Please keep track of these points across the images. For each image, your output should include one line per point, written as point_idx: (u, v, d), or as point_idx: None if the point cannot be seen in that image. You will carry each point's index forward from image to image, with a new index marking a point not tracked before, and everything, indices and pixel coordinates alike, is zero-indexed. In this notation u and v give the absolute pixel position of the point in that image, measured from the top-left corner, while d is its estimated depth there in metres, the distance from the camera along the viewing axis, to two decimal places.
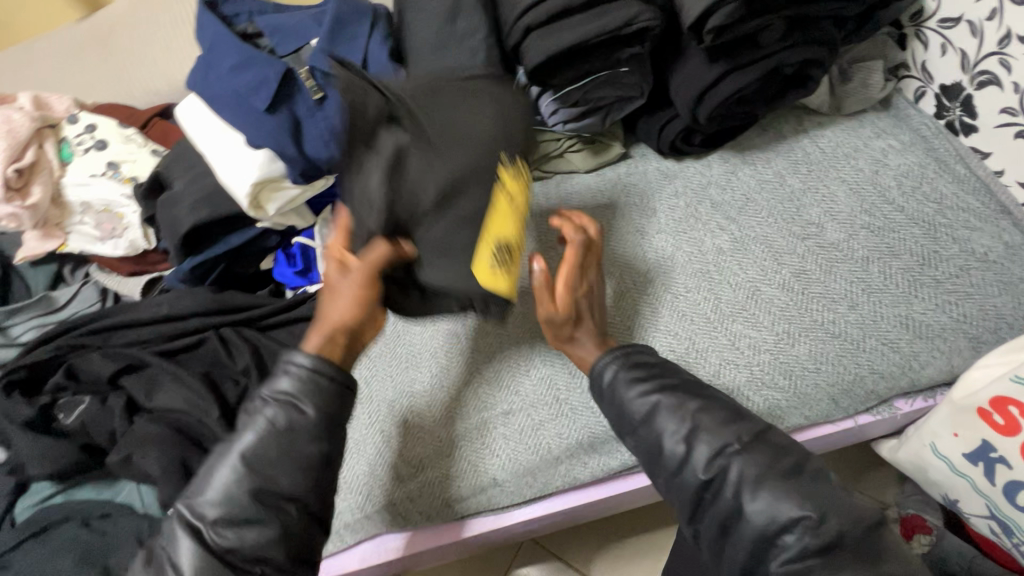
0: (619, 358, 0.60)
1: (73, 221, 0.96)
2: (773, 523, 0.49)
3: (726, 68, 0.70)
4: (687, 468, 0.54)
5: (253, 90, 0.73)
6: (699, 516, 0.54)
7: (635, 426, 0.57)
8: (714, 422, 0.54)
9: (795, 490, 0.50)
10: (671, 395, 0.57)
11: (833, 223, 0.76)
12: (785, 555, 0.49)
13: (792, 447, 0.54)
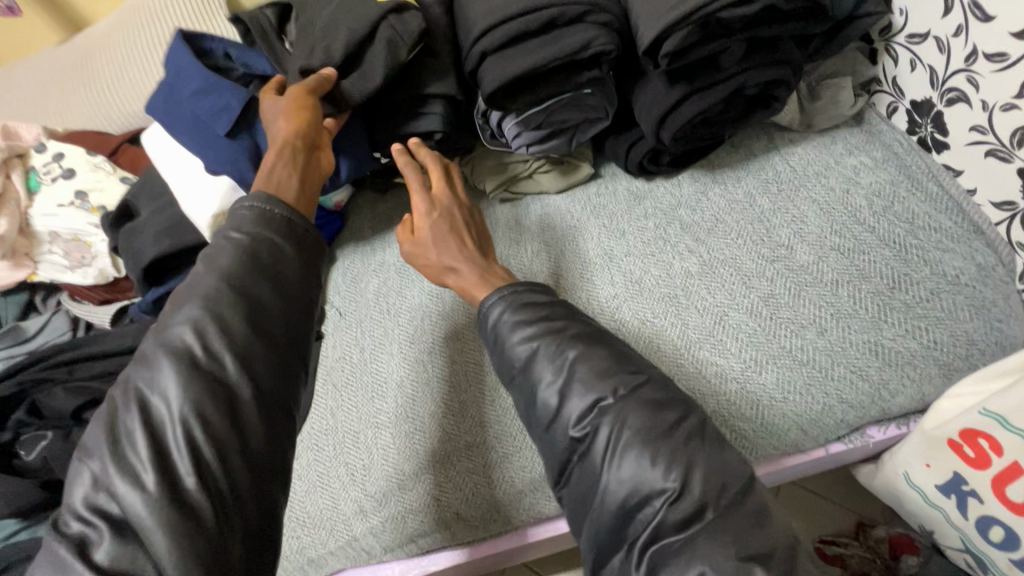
0: (506, 299, 0.62)
1: (42, 250, 0.96)
2: (634, 494, 0.51)
3: (685, 91, 0.68)
4: (558, 423, 0.56)
5: (214, 118, 0.72)
6: (570, 481, 0.56)
7: (518, 372, 0.60)
8: (590, 373, 0.56)
9: (660, 454, 0.51)
10: (551, 342, 0.59)
11: (803, 245, 0.74)
12: (643, 527, 0.50)
13: (673, 399, 0.56)
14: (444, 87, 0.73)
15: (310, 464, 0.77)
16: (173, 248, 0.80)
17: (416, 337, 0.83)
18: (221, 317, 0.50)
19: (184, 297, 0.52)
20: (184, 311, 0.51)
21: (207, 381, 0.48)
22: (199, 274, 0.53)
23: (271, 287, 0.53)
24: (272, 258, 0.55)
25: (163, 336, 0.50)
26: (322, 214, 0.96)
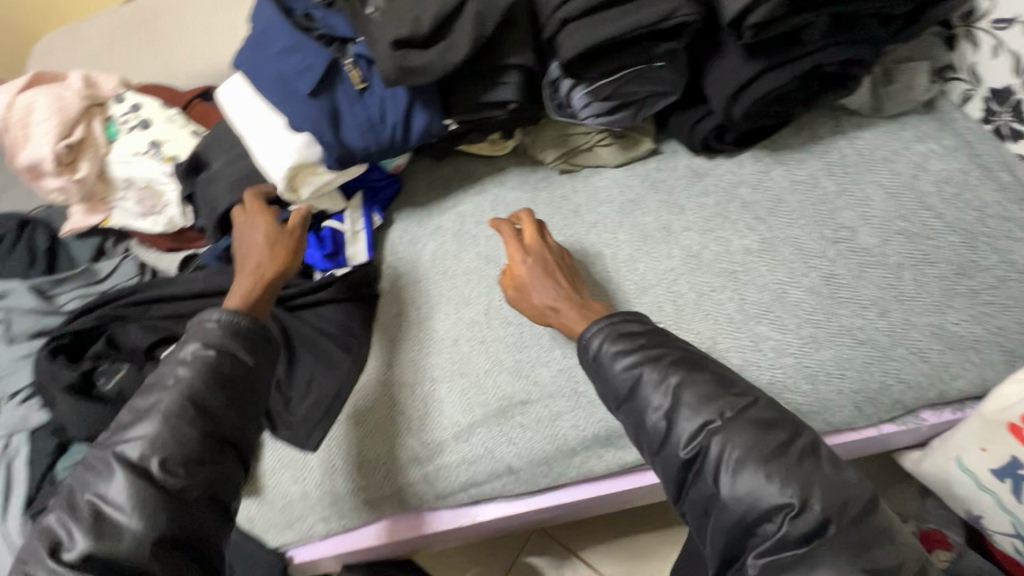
0: (606, 331, 0.65)
1: (117, 197, 1.00)
2: (752, 509, 0.54)
3: (763, 66, 0.69)
4: (669, 446, 0.59)
5: (298, 75, 0.76)
6: (687, 496, 0.59)
7: (622, 398, 0.63)
8: (695, 398, 0.59)
9: (776, 471, 0.55)
10: (654, 368, 0.62)
11: (868, 228, 0.74)
12: (763, 542, 0.54)
13: (778, 421, 0.58)
14: (521, 53, 0.74)
15: (367, 414, 0.80)
16: (247, 199, 0.83)
17: (473, 299, 0.85)
18: (173, 436, 0.60)
19: (138, 413, 0.62)
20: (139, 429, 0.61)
21: (165, 503, 0.58)
22: (156, 393, 0.63)
23: (227, 402, 0.63)
24: (228, 372, 0.64)
25: (116, 451, 0.60)
26: (381, 177, 0.96)
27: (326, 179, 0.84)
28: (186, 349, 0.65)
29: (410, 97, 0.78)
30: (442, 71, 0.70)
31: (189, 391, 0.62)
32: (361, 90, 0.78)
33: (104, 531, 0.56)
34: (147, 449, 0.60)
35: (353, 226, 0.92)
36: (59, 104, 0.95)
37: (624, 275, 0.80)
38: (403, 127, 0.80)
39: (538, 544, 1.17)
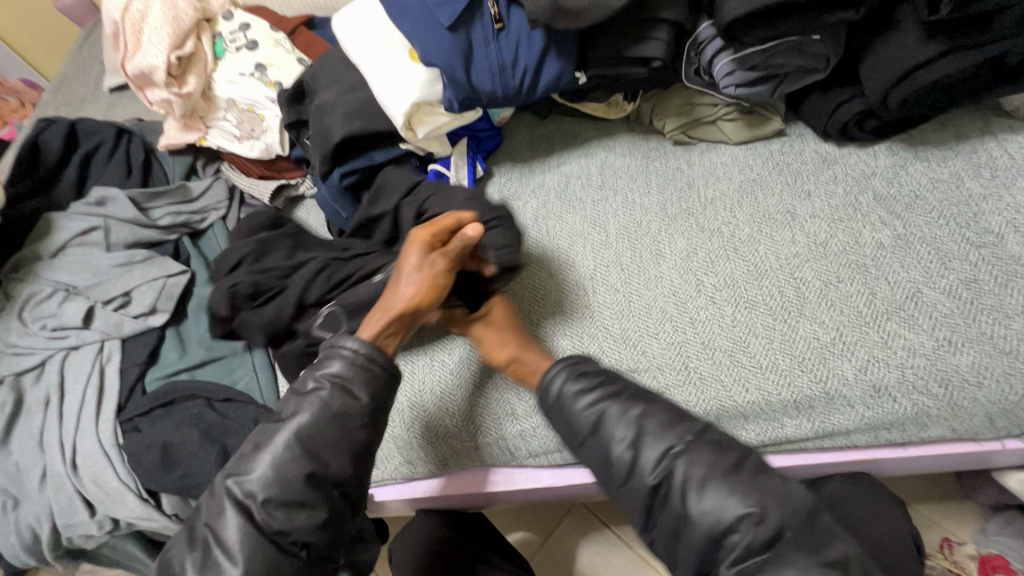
0: (566, 370, 0.66)
1: (217, 117, 0.98)
2: (719, 523, 0.55)
3: (943, 48, 0.65)
4: (635, 476, 0.60)
5: (439, 6, 0.74)
6: (658, 520, 0.60)
7: (584, 436, 0.64)
8: (656, 426, 0.60)
9: (737, 488, 0.55)
10: (615, 403, 0.63)
11: (1016, 236, 0.70)
12: (732, 555, 0.55)
13: (733, 442, 0.59)
14: (674, 8, 0.71)
15: (463, 362, 0.79)
16: (363, 131, 0.81)
17: (577, 261, 0.83)
18: (278, 480, 0.60)
19: (252, 453, 0.63)
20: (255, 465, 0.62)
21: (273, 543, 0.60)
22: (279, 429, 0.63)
23: (337, 437, 0.63)
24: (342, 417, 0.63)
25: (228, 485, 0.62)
26: (487, 127, 0.93)
27: (443, 121, 0.81)
28: (322, 371, 0.65)
29: (547, 43, 0.75)
30: (598, 16, 0.67)
31: (296, 432, 0.62)
32: (498, 30, 0.75)
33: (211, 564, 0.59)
34: (255, 486, 0.61)
35: (457, 174, 0.90)
36: (173, 13, 0.93)
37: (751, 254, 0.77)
38: (532, 76, 0.76)
39: (577, 518, 1.17)
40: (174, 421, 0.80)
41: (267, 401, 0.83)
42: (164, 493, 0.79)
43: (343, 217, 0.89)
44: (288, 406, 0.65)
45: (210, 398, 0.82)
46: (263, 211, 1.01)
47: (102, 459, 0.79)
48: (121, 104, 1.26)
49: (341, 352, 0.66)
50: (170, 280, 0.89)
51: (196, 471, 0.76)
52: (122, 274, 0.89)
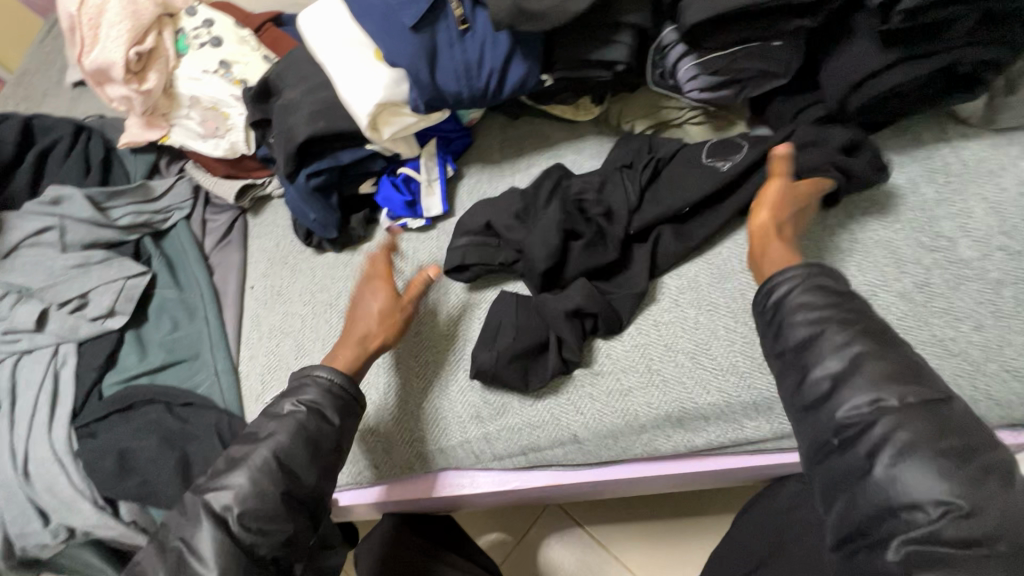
0: (800, 277, 0.57)
1: (180, 114, 0.96)
2: (907, 495, 0.46)
3: (896, 57, 0.66)
4: (829, 409, 0.52)
5: (402, 7, 0.73)
6: (821, 462, 0.52)
7: (786, 347, 0.56)
8: (878, 372, 0.50)
9: (953, 469, 0.46)
10: (837, 326, 0.54)
11: (967, 240, 0.72)
12: (908, 531, 0.46)
13: (966, 430, 0.48)
14: (637, 12, 0.71)
15: (430, 365, 0.79)
16: (327, 131, 0.80)
17: None
18: (254, 491, 0.60)
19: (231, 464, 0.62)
20: (234, 476, 0.61)
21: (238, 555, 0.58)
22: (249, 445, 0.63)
23: (309, 458, 0.62)
24: (318, 433, 0.63)
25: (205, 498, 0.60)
26: (456, 128, 0.93)
27: (410, 122, 0.81)
28: (297, 396, 0.65)
29: (512, 44, 0.74)
30: (560, 20, 0.67)
31: (276, 449, 0.61)
32: (462, 32, 0.74)
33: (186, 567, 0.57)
34: (231, 499, 0.60)
35: (428, 175, 0.89)
36: (133, 8, 0.91)
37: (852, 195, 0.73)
38: (498, 78, 0.76)
39: (549, 518, 1.17)
40: (131, 426, 0.78)
41: (228, 406, 0.81)
42: (122, 500, 0.77)
43: (310, 219, 0.87)
44: (264, 426, 0.64)
45: (170, 403, 0.81)
46: (229, 211, 0.99)
47: (55, 466, 0.77)
48: (84, 98, 1.23)
49: (318, 379, 0.66)
50: (129, 281, 0.87)
51: (155, 477, 0.75)
52: (78, 276, 0.87)
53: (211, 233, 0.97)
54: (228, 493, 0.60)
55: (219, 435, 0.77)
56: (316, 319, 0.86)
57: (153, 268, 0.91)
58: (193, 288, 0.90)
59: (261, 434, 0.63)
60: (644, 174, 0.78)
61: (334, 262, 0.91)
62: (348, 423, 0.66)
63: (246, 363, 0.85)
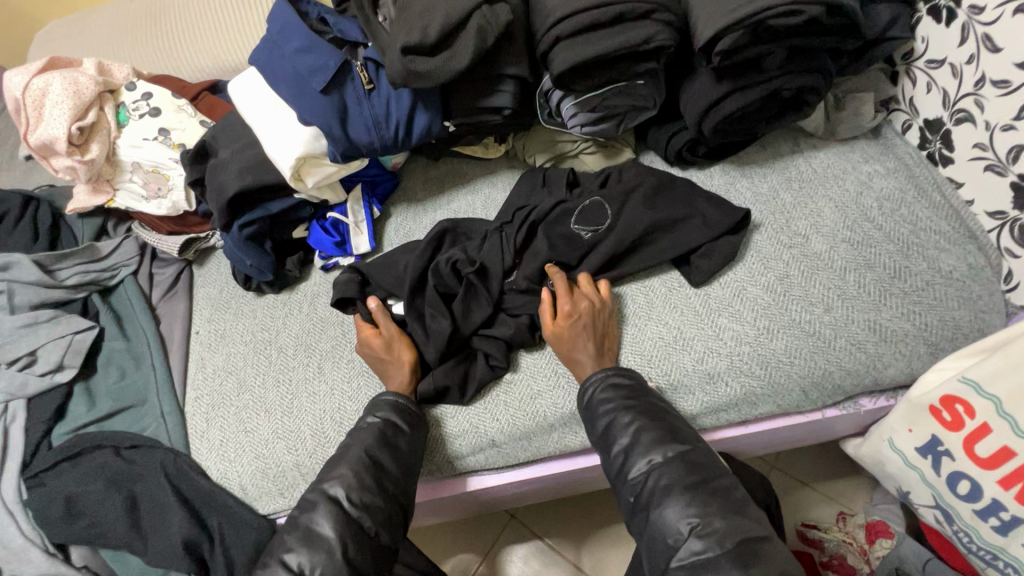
0: (597, 382, 0.73)
1: (123, 179, 1.04)
2: (676, 532, 0.61)
3: (730, 88, 0.78)
4: (622, 478, 0.68)
5: (312, 73, 0.83)
6: (632, 515, 0.67)
7: (597, 434, 0.71)
8: (650, 439, 0.67)
9: (694, 499, 0.62)
10: (640, 416, 0.69)
11: (818, 235, 0.83)
12: (680, 555, 0.60)
13: (706, 465, 0.65)
14: (517, 64, 0.82)
15: (360, 389, 0.86)
16: (254, 185, 0.89)
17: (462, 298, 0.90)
18: (358, 482, 0.70)
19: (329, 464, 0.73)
20: (336, 472, 0.71)
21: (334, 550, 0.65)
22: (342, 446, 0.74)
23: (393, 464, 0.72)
24: (394, 438, 0.74)
25: (321, 488, 0.70)
26: (379, 172, 1.02)
27: (331, 170, 0.90)
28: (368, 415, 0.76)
29: (413, 98, 0.85)
30: (446, 77, 0.78)
31: (367, 447, 0.72)
32: (369, 90, 0.84)
33: (312, 538, 0.66)
34: (341, 489, 0.69)
35: (355, 218, 0.98)
36: (74, 88, 1.00)
37: (743, 236, 0.82)
38: (405, 127, 0.87)
39: (510, 534, 1.20)
40: (79, 471, 0.82)
41: (174, 444, 0.86)
42: (72, 545, 0.81)
43: (247, 264, 0.94)
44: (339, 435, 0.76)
45: (117, 447, 0.85)
46: (174, 264, 1.06)
47: (6, 517, 0.81)
48: (35, 171, 1.30)
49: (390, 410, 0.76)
50: (77, 336, 0.92)
51: (102, 519, 0.79)
52: (26, 335, 0.92)
53: (158, 285, 1.04)
54: (335, 482, 0.70)
55: (164, 471, 0.82)
56: (256, 356, 0.93)
57: (102, 322, 0.98)
58: (139, 338, 0.96)
59: (350, 441, 0.74)
60: (520, 234, 0.86)
61: (273, 303, 0.98)
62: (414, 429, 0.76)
63: (191, 404, 0.91)
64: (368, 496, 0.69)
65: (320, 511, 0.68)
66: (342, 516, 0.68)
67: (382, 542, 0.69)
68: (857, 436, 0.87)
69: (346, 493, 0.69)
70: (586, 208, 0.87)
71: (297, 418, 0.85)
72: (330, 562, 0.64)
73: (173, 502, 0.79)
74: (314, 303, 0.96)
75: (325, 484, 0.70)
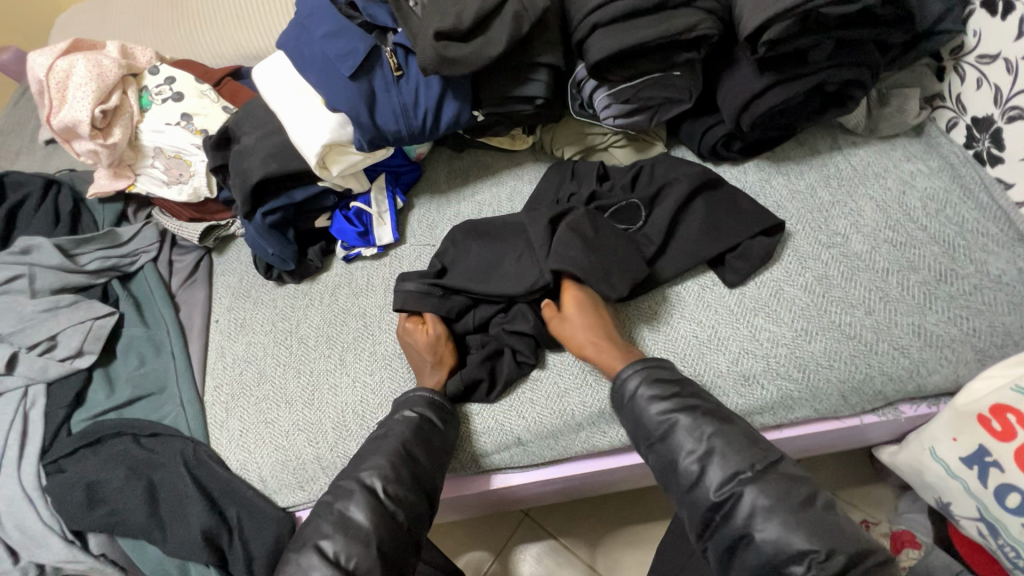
0: (640, 374, 0.70)
1: (144, 164, 1.03)
2: (780, 553, 0.58)
3: (773, 80, 0.76)
4: (700, 489, 0.64)
5: (340, 58, 0.81)
6: (713, 534, 0.63)
7: (656, 439, 0.68)
8: (727, 448, 0.64)
9: (804, 525, 0.59)
10: (711, 423, 0.66)
11: (858, 236, 0.80)
12: None
13: (800, 479, 0.63)
14: (551, 53, 0.80)
15: (383, 382, 0.84)
16: (279, 171, 0.87)
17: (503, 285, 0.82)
18: (386, 474, 0.68)
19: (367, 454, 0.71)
20: (373, 462, 0.69)
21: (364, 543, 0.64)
22: (383, 439, 0.72)
23: (424, 456, 0.71)
24: (429, 433, 0.72)
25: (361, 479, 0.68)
26: (403, 163, 1.00)
27: (356, 159, 0.88)
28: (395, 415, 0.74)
29: (443, 86, 0.83)
30: (480, 64, 0.75)
31: (404, 441, 0.70)
32: (398, 77, 0.82)
33: (346, 528, 0.65)
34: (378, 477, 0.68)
35: (378, 208, 0.96)
36: (97, 70, 0.98)
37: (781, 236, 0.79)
38: (433, 116, 0.85)
39: (524, 531, 1.19)
40: (100, 457, 0.81)
41: (194, 434, 0.85)
42: (90, 533, 0.80)
43: (269, 253, 0.92)
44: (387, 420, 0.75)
45: (137, 435, 0.84)
46: (194, 252, 1.05)
47: (25, 502, 0.81)
48: (55, 155, 1.29)
49: (415, 401, 0.75)
50: (97, 322, 0.92)
51: (121, 507, 0.78)
52: (45, 320, 0.91)
53: (178, 272, 1.03)
54: (374, 472, 0.68)
55: (184, 459, 0.81)
56: (277, 346, 0.91)
57: (121, 308, 0.97)
58: (159, 325, 0.95)
59: (385, 433, 0.73)
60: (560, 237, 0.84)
61: (293, 293, 0.96)
62: (445, 427, 0.74)
63: (211, 394, 0.89)
64: (395, 485, 0.68)
65: (347, 501, 0.67)
66: (369, 502, 0.66)
67: (412, 535, 0.67)
68: (891, 444, 0.85)
69: (383, 484, 0.68)
70: (621, 209, 0.84)
71: (317, 411, 0.84)
72: (367, 553, 0.63)
73: (192, 491, 0.78)
74: (335, 294, 0.95)
75: (361, 473, 0.69)
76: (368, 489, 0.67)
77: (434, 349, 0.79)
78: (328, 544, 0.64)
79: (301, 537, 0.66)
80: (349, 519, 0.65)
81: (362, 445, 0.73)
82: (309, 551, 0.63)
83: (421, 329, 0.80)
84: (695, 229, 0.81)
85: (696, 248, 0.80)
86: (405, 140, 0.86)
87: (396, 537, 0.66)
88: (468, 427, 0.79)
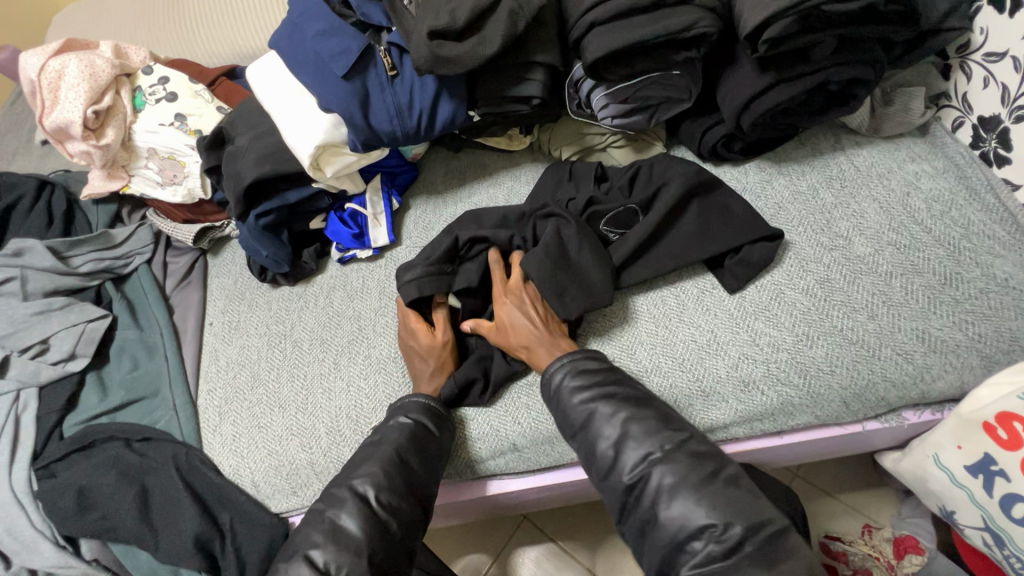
0: (567, 367, 0.69)
1: (139, 165, 1.02)
2: (682, 530, 0.57)
3: (774, 79, 0.74)
4: (614, 472, 0.63)
5: (333, 57, 0.79)
6: (628, 518, 0.62)
7: (576, 427, 0.67)
8: (642, 431, 0.63)
9: (705, 500, 0.57)
10: (629, 407, 0.65)
11: (861, 238, 0.78)
12: (693, 560, 0.56)
13: (710, 454, 0.62)
14: (548, 52, 0.78)
15: (378, 386, 0.83)
16: (273, 173, 0.86)
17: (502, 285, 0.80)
18: (376, 482, 0.67)
19: (361, 459, 0.70)
20: (365, 469, 0.68)
21: (355, 552, 0.62)
22: (376, 446, 0.71)
23: (416, 462, 0.70)
24: (425, 440, 0.71)
25: (350, 485, 0.67)
26: (399, 163, 0.99)
27: (350, 160, 0.87)
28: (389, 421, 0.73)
29: (438, 86, 0.82)
30: (475, 63, 0.74)
31: (397, 446, 0.69)
32: (392, 77, 0.81)
33: (337, 536, 0.64)
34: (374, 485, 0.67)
35: (373, 210, 0.95)
36: (90, 70, 0.97)
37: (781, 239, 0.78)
38: (428, 116, 0.83)
39: (523, 535, 1.18)
40: (92, 462, 0.80)
41: (187, 439, 0.84)
42: (82, 538, 0.79)
43: (263, 255, 0.91)
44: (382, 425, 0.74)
45: (129, 440, 0.83)
46: (189, 254, 1.04)
47: (16, 507, 0.80)
48: (52, 156, 1.28)
49: (409, 407, 0.73)
50: (90, 324, 0.91)
51: (113, 512, 0.77)
52: (38, 323, 0.90)
53: (173, 274, 1.02)
54: (365, 480, 0.67)
55: (176, 464, 0.80)
56: (271, 349, 0.90)
57: (115, 311, 0.96)
58: (152, 328, 0.94)
59: (378, 439, 0.72)
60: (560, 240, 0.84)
61: (288, 296, 0.95)
62: (441, 434, 0.73)
63: (204, 398, 0.89)
64: (387, 493, 0.67)
65: (338, 509, 0.66)
66: (361, 510, 0.65)
67: (404, 543, 0.66)
68: (894, 450, 0.84)
69: (377, 492, 0.66)
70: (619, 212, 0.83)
71: (311, 415, 0.83)
72: (357, 562, 0.62)
73: (183, 497, 0.77)
74: (330, 296, 0.93)
75: (353, 481, 0.67)
76: (360, 496, 0.66)
77: (436, 354, 0.78)
78: (317, 553, 0.63)
79: (292, 545, 0.65)
80: (339, 528, 0.64)
81: (356, 452, 0.72)
82: (299, 559, 0.62)
83: (424, 330, 0.79)
84: (694, 231, 0.79)
85: (693, 249, 0.78)
86: (400, 140, 0.85)
87: (388, 546, 0.65)
88: (464, 433, 0.78)
